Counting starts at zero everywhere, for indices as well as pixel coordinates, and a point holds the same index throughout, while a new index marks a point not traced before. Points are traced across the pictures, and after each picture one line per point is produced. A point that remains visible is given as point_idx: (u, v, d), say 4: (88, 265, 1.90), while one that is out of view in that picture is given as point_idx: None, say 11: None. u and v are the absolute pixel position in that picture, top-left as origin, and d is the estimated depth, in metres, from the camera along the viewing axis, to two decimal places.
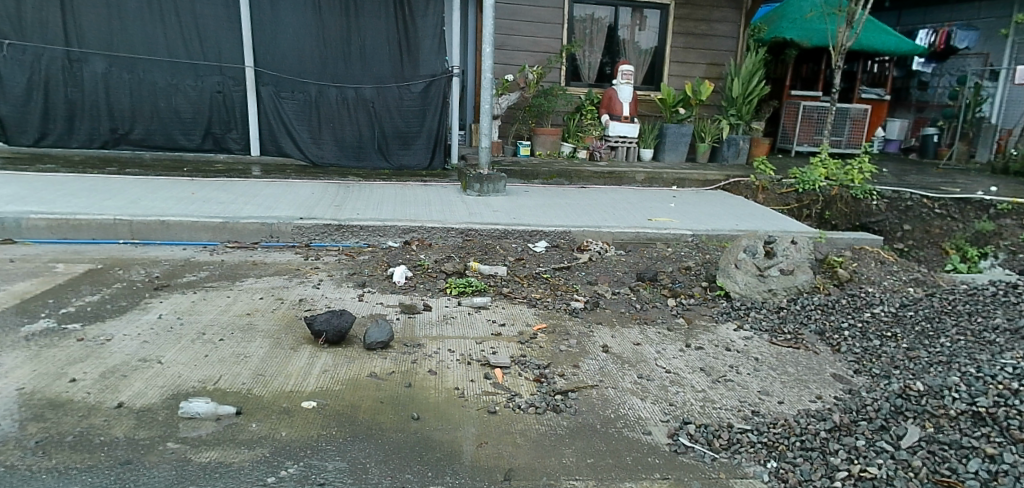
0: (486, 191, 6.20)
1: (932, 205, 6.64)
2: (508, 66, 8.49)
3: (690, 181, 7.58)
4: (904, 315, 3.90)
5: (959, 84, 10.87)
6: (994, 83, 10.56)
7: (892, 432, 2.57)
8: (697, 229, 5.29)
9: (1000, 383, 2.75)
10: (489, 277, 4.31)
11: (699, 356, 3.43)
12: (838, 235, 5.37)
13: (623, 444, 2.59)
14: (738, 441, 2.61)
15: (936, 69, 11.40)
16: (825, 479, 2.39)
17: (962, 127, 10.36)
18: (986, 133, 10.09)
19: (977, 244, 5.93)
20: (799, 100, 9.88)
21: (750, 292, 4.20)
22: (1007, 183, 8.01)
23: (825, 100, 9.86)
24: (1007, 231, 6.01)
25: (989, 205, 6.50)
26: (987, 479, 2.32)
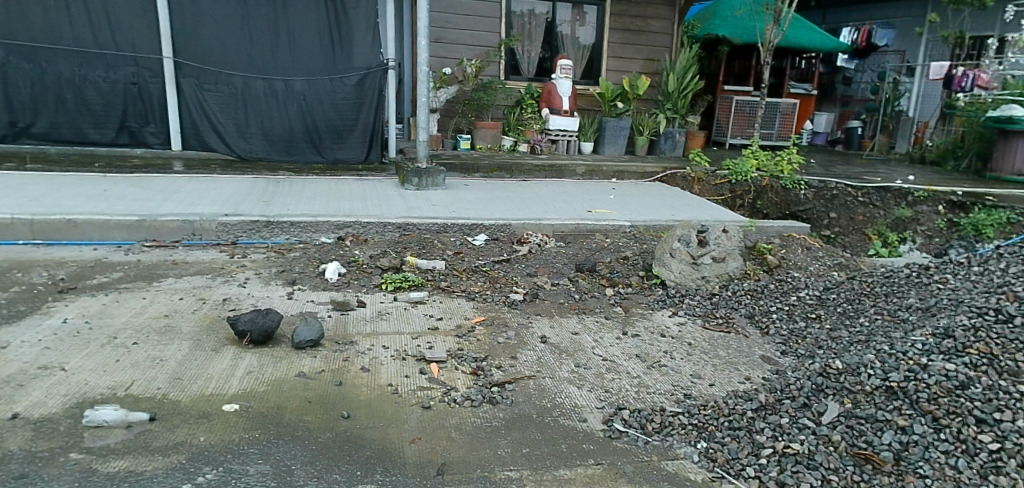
0: (425, 185, 6.14)
1: (856, 194, 6.92)
2: (445, 59, 8.42)
3: (630, 173, 7.67)
4: (827, 298, 4.07)
5: (880, 80, 11.48)
6: (910, 78, 11.13)
7: (813, 409, 2.65)
8: (635, 220, 5.38)
9: (911, 358, 2.80)
10: (427, 271, 4.28)
11: (635, 343, 3.48)
12: (767, 223, 5.54)
13: (558, 432, 2.61)
14: (670, 423, 2.68)
15: (858, 65, 11.98)
16: (751, 456, 2.46)
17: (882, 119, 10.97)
18: (905, 125, 10.69)
19: (897, 230, 6.40)
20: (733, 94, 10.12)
21: (685, 280, 4.30)
22: (923, 172, 8.45)
23: (756, 96, 10.18)
24: (925, 217, 6.45)
25: (908, 193, 6.82)
26: (899, 450, 2.39)
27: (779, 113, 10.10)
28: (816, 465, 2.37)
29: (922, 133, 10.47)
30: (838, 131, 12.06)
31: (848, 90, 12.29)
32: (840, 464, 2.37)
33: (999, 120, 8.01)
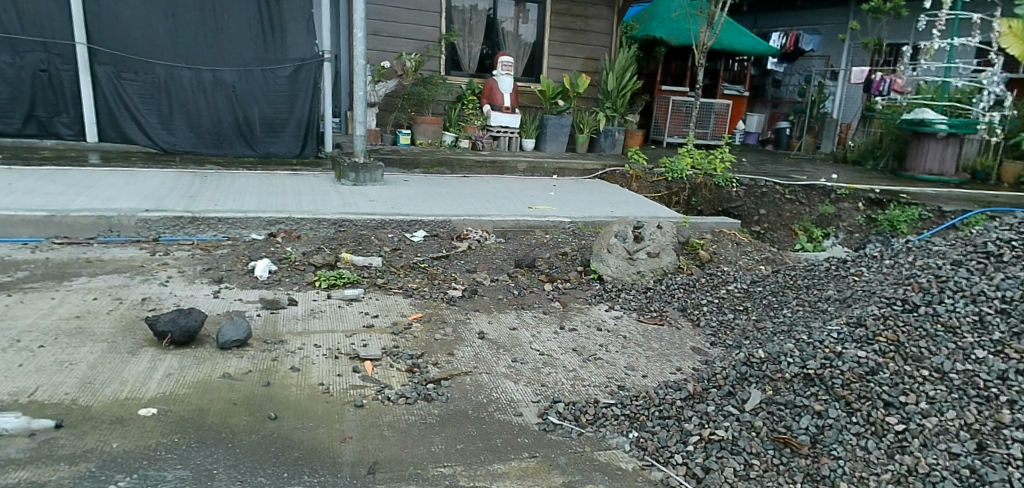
0: (363, 181, 6.03)
1: (784, 192, 7.17)
2: (384, 53, 8.29)
3: (571, 170, 7.73)
4: (754, 290, 4.22)
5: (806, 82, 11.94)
6: (834, 82, 11.66)
7: (737, 397, 2.74)
8: (574, 216, 5.43)
9: (827, 347, 2.91)
10: (364, 268, 4.20)
11: (572, 337, 3.52)
12: (700, 220, 5.66)
13: (494, 427, 2.61)
14: (603, 415, 2.72)
15: (787, 69, 12.46)
16: (679, 444, 2.52)
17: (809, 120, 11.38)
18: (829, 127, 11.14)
19: (821, 226, 6.75)
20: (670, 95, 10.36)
21: (622, 275, 4.37)
22: (846, 171, 8.84)
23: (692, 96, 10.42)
24: (846, 213, 6.76)
25: (831, 191, 7.04)
26: (815, 434, 2.48)
27: (713, 114, 10.36)
28: (739, 449, 2.45)
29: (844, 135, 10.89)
30: (768, 131, 12.48)
31: (777, 92, 12.76)
32: (761, 448, 2.45)
33: (913, 123, 8.43)
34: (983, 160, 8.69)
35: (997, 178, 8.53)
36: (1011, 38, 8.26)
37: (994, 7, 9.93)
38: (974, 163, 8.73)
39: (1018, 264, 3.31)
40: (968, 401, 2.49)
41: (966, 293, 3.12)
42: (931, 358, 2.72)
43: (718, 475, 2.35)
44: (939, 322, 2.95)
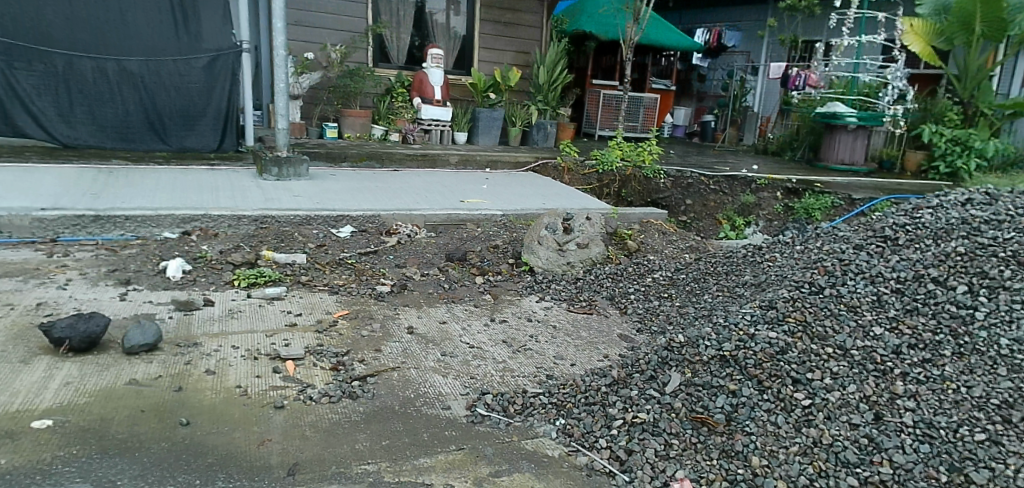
0: (286, 175, 5.84)
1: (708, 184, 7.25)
2: (308, 44, 8.06)
3: (504, 162, 7.69)
4: (678, 278, 4.34)
5: (729, 78, 12.45)
6: (755, 77, 12.09)
7: (659, 380, 2.81)
8: (506, 209, 5.40)
9: (741, 329, 3.03)
10: (286, 266, 4.08)
11: (502, 329, 3.53)
12: (629, 210, 5.73)
13: (421, 421, 2.58)
14: (531, 404, 2.74)
15: (711, 63, 12.91)
16: (603, 428, 2.57)
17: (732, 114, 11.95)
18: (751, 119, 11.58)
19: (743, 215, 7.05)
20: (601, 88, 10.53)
21: (552, 267, 4.41)
22: (766, 162, 9.20)
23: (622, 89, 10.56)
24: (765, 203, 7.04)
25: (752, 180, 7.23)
26: (730, 412, 2.57)
27: (642, 107, 10.58)
28: (660, 431, 2.51)
29: (764, 128, 11.38)
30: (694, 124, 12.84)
31: (703, 86, 13.14)
32: (680, 429, 2.52)
33: (826, 116, 8.87)
34: (888, 149, 9.23)
35: (900, 167, 9.09)
36: (913, 36, 8.98)
37: (896, 7, 10.53)
38: (881, 153, 9.26)
39: (912, 246, 3.53)
40: (867, 375, 2.64)
41: (866, 275, 3.30)
42: (834, 336, 2.87)
43: (640, 456, 2.40)
44: (842, 302, 3.12)
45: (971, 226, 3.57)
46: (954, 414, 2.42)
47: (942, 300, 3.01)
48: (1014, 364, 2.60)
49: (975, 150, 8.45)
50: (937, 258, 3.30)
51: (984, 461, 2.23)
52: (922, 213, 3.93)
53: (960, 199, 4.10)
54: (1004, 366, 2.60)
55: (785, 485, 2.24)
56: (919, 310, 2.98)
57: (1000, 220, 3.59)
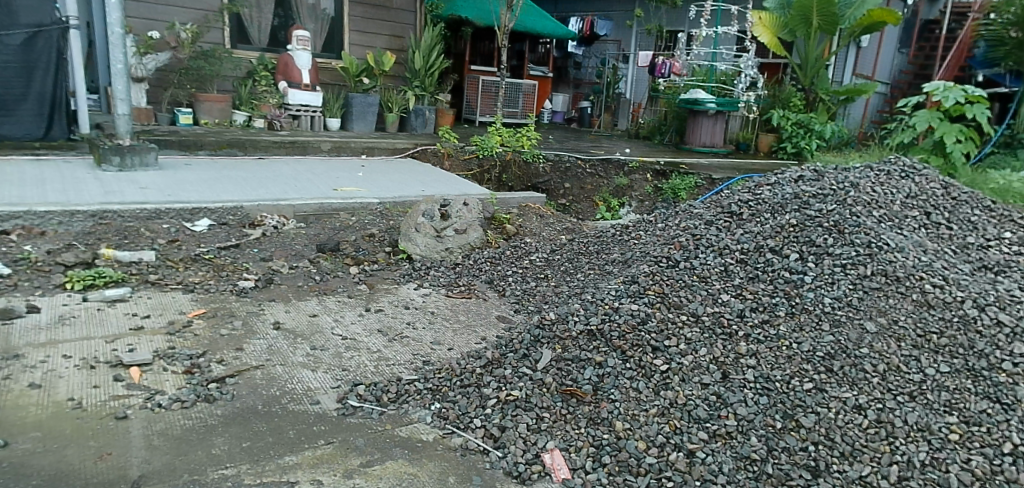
0: (131, 165, 5.37)
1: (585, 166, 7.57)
2: (153, 22, 7.42)
3: (381, 149, 7.40)
4: (553, 258, 4.43)
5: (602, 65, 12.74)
6: (626, 65, 12.50)
7: (531, 358, 2.85)
8: (383, 197, 5.20)
9: (607, 304, 3.14)
10: (131, 264, 3.74)
11: (377, 318, 3.43)
12: (507, 195, 5.75)
13: (286, 419, 2.45)
14: (406, 392, 2.69)
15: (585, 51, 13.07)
16: (478, 409, 2.57)
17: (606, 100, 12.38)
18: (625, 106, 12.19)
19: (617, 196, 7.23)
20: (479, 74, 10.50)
21: (430, 253, 4.35)
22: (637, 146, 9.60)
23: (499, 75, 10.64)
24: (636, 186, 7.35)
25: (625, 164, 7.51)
26: (597, 382, 2.66)
27: (521, 93, 10.67)
28: (532, 406, 2.56)
29: (636, 113, 11.83)
30: (572, 110, 13.14)
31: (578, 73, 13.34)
32: (550, 402, 2.58)
33: (689, 102, 9.33)
34: (744, 133, 9.91)
35: (755, 148, 9.76)
36: (762, 28, 9.58)
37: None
38: (737, 136, 9.92)
39: (754, 219, 3.78)
40: (716, 339, 2.82)
41: (716, 247, 3.51)
42: (689, 305, 3.04)
43: (512, 432, 2.43)
44: (695, 273, 3.30)
45: (802, 200, 3.82)
46: (787, 368, 2.62)
47: (778, 267, 3.24)
48: (835, 319, 2.83)
49: (815, 132, 9.34)
50: (774, 230, 3.54)
51: (811, 407, 2.44)
52: (763, 190, 4.22)
53: (794, 176, 4.40)
54: (827, 322, 2.82)
55: (645, 445, 2.35)
56: (760, 277, 3.20)
57: (825, 195, 3.84)
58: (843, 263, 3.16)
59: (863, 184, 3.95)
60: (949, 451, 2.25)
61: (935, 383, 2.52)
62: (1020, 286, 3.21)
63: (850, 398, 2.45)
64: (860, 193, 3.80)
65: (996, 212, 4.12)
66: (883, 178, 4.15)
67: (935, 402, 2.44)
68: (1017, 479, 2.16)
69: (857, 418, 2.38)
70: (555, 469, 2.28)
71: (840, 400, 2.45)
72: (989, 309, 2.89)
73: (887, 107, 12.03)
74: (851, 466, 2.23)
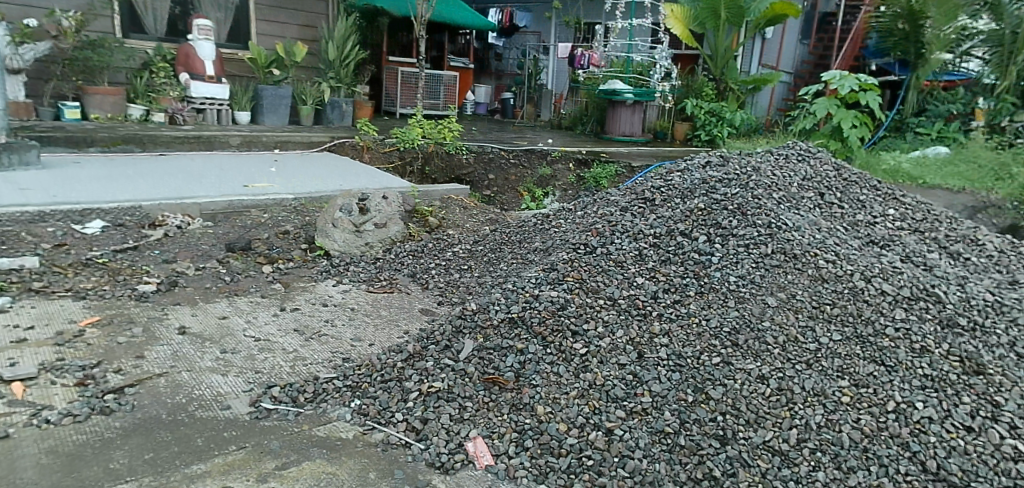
0: (11, 164, 4.98)
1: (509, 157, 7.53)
2: (31, 9, 6.90)
3: (294, 143, 7.13)
4: (476, 249, 4.43)
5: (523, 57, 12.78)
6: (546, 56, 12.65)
7: (453, 348, 2.84)
8: (297, 192, 5.05)
9: (527, 291, 3.17)
10: (12, 272, 3.47)
11: (293, 317, 3.33)
12: (430, 188, 5.69)
13: (194, 427, 2.35)
14: (324, 390, 2.63)
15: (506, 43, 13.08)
16: (400, 403, 2.55)
17: (528, 91, 12.45)
18: (545, 97, 12.21)
19: (541, 186, 7.33)
20: (397, 65, 10.32)
21: (349, 249, 4.26)
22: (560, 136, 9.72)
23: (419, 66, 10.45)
24: (559, 175, 7.43)
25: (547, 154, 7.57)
26: (519, 369, 2.69)
27: (442, 85, 10.53)
28: (454, 396, 2.56)
29: (558, 103, 11.84)
30: (495, 102, 13.08)
31: (500, 65, 13.34)
32: (473, 391, 2.60)
33: (608, 92, 9.52)
34: (662, 121, 10.26)
35: (672, 137, 10.06)
36: (674, 20, 9.79)
37: None
38: (655, 125, 10.22)
39: (666, 204, 3.90)
40: (632, 320, 2.89)
41: (630, 233, 3.60)
42: (606, 289, 3.10)
43: (435, 424, 2.43)
44: (611, 258, 3.38)
45: (709, 184, 3.97)
46: (697, 344, 2.72)
47: (688, 249, 3.35)
48: (740, 296, 2.95)
49: (727, 120, 9.72)
50: (684, 214, 3.66)
51: (719, 379, 2.54)
52: (674, 176, 4.35)
53: (701, 162, 4.57)
54: (732, 298, 2.94)
55: (566, 427, 2.40)
56: (671, 259, 3.30)
57: (730, 179, 4.00)
58: (746, 243, 3.29)
59: (764, 168, 4.14)
60: (841, 412, 2.39)
61: (829, 350, 2.65)
62: (903, 258, 3.44)
63: (754, 369, 2.56)
64: (761, 177, 3.99)
65: (883, 190, 4.39)
66: (782, 162, 4.36)
67: (829, 368, 2.57)
68: (900, 434, 2.31)
69: (760, 388, 2.49)
70: (478, 457, 2.31)
71: (745, 371, 2.56)
72: (875, 280, 3.06)
73: (791, 95, 12.65)
74: (755, 433, 2.34)
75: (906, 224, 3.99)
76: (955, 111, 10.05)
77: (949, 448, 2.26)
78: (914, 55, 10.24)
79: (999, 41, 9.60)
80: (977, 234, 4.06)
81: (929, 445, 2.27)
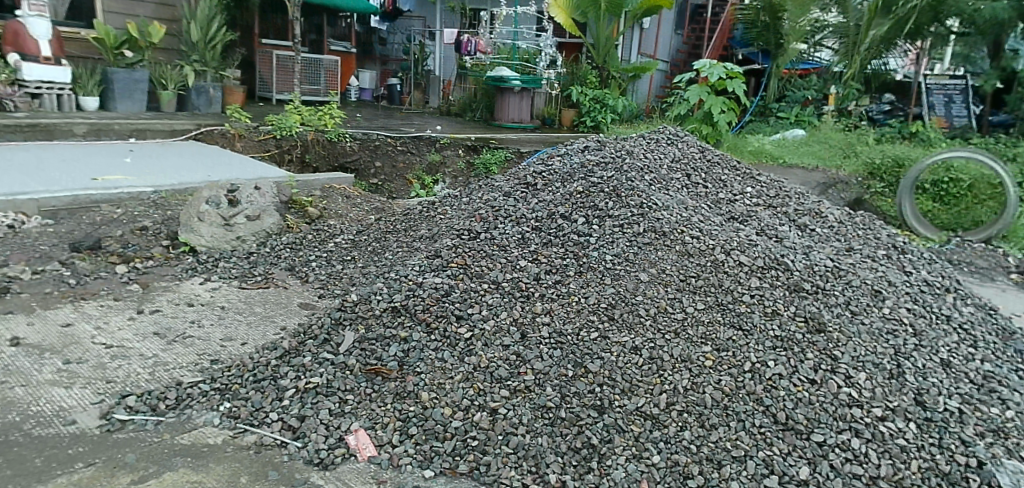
0: None
1: (396, 144, 7.30)
2: None
3: (155, 131, 6.63)
4: (359, 239, 4.31)
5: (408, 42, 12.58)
6: (433, 42, 12.48)
7: (332, 342, 2.75)
8: (156, 185, 4.69)
9: (410, 279, 3.12)
10: None
11: (152, 320, 3.10)
12: (310, 177, 5.47)
13: (34, 445, 2.14)
14: (188, 396, 2.47)
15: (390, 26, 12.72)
16: (275, 402, 2.45)
17: (416, 77, 12.20)
18: (434, 84, 12.15)
19: (430, 173, 7.27)
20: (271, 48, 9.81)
21: (217, 244, 4.02)
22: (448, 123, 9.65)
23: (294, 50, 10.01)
24: (447, 161, 7.37)
25: (435, 140, 7.47)
26: (403, 357, 2.65)
27: (321, 69, 10.14)
28: (334, 390, 2.49)
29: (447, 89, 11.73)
30: (380, 87, 12.68)
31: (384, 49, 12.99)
32: (354, 384, 2.54)
33: (496, 80, 9.50)
34: (549, 108, 10.23)
35: (559, 123, 10.19)
36: (558, 9, 9.85)
37: None
38: (543, 112, 10.20)
39: (547, 189, 3.96)
40: (515, 302, 2.92)
41: (513, 217, 3.62)
42: (489, 273, 3.11)
43: (312, 420, 2.36)
44: (494, 243, 3.38)
45: (587, 169, 4.06)
46: (576, 321, 2.79)
47: (568, 231, 3.42)
48: (615, 274, 3.04)
49: (609, 107, 10.02)
50: (563, 197, 3.73)
51: (597, 353, 2.62)
52: (554, 161, 4.42)
53: (580, 146, 4.68)
54: (609, 276, 3.03)
55: (451, 411, 2.41)
56: (552, 241, 3.36)
57: (606, 163, 4.12)
58: (621, 223, 3.39)
59: (636, 152, 4.30)
60: (705, 376, 2.52)
61: (694, 319, 2.79)
62: (759, 231, 3.67)
63: (628, 341, 2.66)
64: (634, 160, 4.14)
65: (742, 170, 4.67)
66: (653, 145, 4.55)
67: (693, 335, 2.71)
68: (754, 391, 2.47)
69: (634, 358, 2.59)
70: (360, 449, 2.26)
71: (620, 344, 2.65)
72: (734, 252, 3.21)
73: (668, 83, 13.22)
74: (630, 401, 2.44)
75: (761, 201, 4.24)
76: (810, 97, 10.98)
77: (796, 400, 2.44)
78: (775, 45, 10.99)
79: (845, 32, 10.34)
80: (820, 207, 4.35)
81: (780, 399, 2.44)
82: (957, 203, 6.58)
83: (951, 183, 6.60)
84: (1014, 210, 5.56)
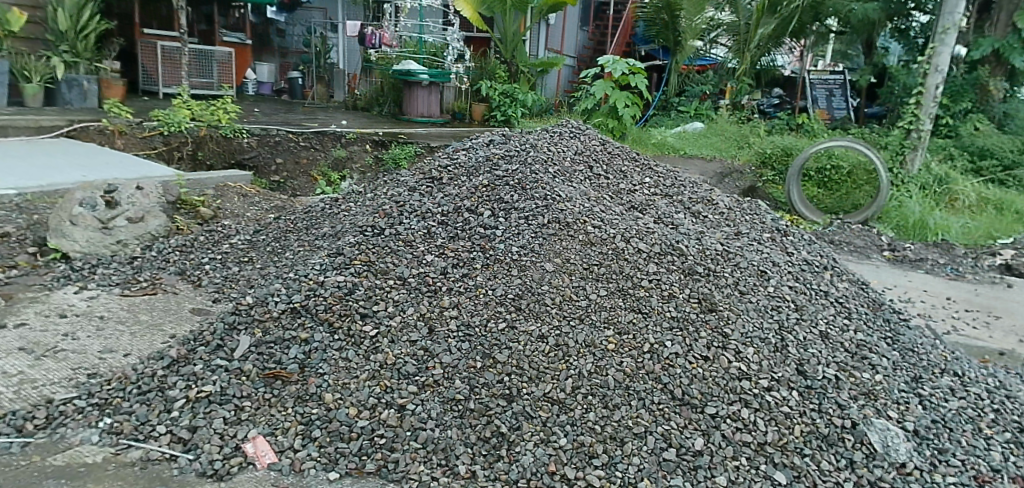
0: None
1: (297, 139, 7.04)
2: None
3: (20, 128, 6.09)
4: (257, 240, 4.12)
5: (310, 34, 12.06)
6: (335, 34, 12.04)
7: (226, 348, 2.61)
8: (21, 186, 4.32)
9: (311, 279, 3.01)
10: None
11: (18, 335, 2.83)
12: (202, 175, 5.18)
13: None
14: (61, 414, 2.29)
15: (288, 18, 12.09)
16: (163, 415, 2.31)
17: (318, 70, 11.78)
18: (337, 76, 11.75)
19: (336, 169, 7.06)
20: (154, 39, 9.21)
21: (94, 248, 3.75)
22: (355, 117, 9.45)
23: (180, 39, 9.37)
24: (352, 157, 7.18)
25: (340, 135, 7.26)
26: (304, 360, 2.56)
27: (212, 62, 9.60)
28: (228, 398, 2.38)
29: (353, 83, 11.48)
30: (281, 81, 12.16)
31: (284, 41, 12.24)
32: (252, 389, 2.43)
33: (402, 73, 9.39)
34: (459, 103, 10.12)
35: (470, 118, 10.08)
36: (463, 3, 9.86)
37: None
38: (452, 106, 10.07)
39: (453, 182, 3.93)
40: (422, 297, 2.87)
41: (418, 212, 3.57)
42: (395, 269, 3.05)
43: (205, 431, 2.24)
44: (400, 239, 3.32)
45: (492, 162, 4.06)
46: (484, 312, 2.79)
47: (474, 224, 3.41)
48: (522, 265, 3.06)
49: (520, 101, 10.14)
50: (469, 191, 3.72)
51: (505, 343, 2.62)
52: (459, 154, 4.40)
53: (485, 140, 4.66)
54: (516, 268, 3.04)
55: (356, 411, 2.35)
56: (458, 235, 3.34)
57: (511, 156, 4.13)
58: (526, 215, 3.41)
59: (540, 145, 4.34)
60: (608, 359, 2.58)
61: (597, 305, 2.85)
62: (656, 219, 3.80)
63: (534, 329, 2.68)
64: (538, 152, 4.18)
65: (640, 161, 4.80)
66: (556, 138, 4.60)
67: (597, 320, 2.76)
68: (653, 370, 2.55)
69: (541, 346, 2.62)
70: (259, 457, 2.17)
71: (527, 332, 2.67)
72: (633, 240, 3.30)
73: (575, 78, 13.43)
74: (537, 388, 2.46)
75: (659, 190, 4.38)
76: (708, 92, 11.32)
77: (691, 376, 2.54)
78: (673, 42, 11.39)
79: (738, 29, 10.88)
80: (713, 195, 4.54)
81: (677, 377, 2.53)
82: (838, 188, 7.07)
83: (832, 169, 7.12)
84: (886, 195, 6.02)
